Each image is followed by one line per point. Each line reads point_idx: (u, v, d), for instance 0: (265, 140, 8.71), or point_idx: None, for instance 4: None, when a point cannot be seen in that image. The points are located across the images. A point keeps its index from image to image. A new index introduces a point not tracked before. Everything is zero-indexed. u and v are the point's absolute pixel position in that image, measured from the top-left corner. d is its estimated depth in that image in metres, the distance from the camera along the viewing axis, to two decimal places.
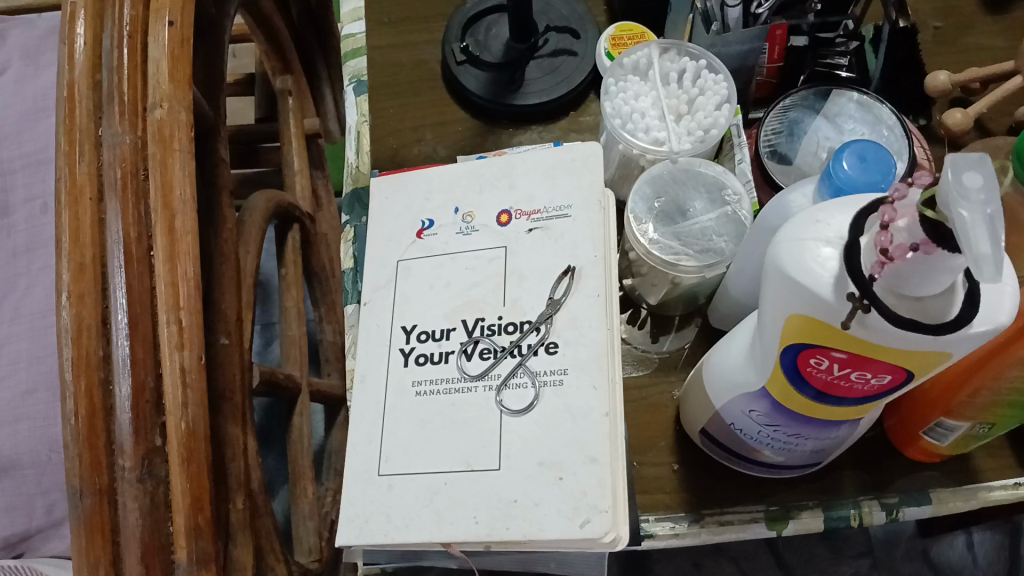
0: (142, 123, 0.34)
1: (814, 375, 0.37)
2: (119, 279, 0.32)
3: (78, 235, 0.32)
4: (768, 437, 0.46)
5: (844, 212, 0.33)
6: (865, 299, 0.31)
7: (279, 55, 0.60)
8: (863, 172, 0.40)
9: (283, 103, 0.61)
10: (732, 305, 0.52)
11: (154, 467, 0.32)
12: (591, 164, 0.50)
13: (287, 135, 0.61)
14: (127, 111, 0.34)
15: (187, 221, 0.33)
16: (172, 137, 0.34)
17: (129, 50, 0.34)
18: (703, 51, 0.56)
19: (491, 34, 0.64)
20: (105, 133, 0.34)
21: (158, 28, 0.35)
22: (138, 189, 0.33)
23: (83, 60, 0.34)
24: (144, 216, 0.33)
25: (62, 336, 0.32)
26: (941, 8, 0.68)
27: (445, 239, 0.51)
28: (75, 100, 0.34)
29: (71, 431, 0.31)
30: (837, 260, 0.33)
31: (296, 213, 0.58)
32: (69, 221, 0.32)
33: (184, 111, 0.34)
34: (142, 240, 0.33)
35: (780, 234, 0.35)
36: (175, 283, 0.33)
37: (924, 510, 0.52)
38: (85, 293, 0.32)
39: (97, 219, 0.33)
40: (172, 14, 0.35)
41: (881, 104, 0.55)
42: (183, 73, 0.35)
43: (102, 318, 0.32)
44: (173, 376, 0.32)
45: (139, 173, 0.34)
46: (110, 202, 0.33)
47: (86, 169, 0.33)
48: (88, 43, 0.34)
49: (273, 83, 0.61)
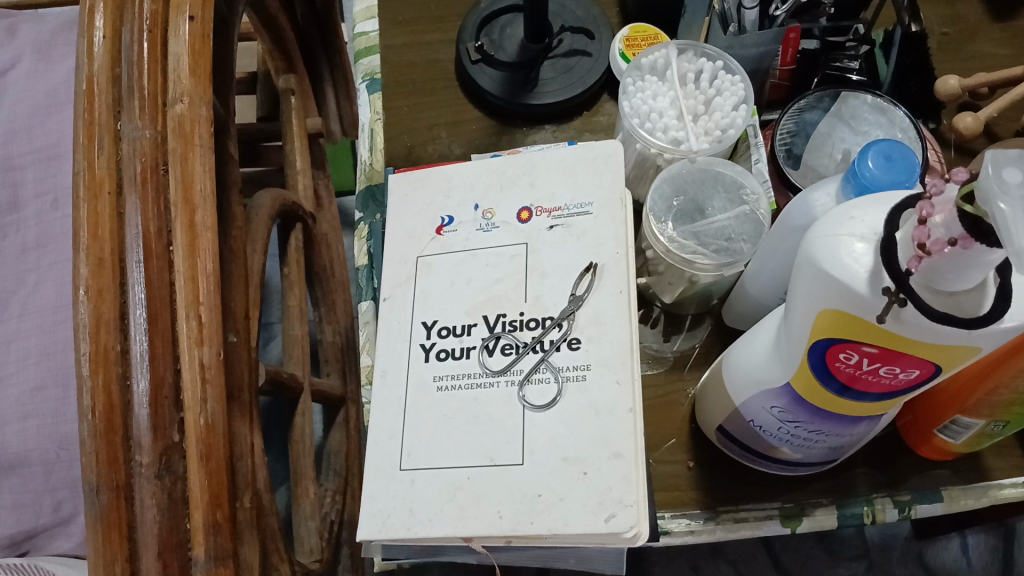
0: (162, 118, 0.34)
1: (840, 370, 0.38)
2: (138, 274, 0.32)
3: (97, 229, 0.32)
4: (787, 434, 0.46)
5: (878, 209, 0.34)
6: (901, 292, 0.32)
7: (282, 54, 0.59)
8: (888, 172, 0.41)
9: (285, 103, 0.59)
10: (749, 303, 0.53)
11: (172, 463, 0.31)
12: (613, 163, 0.50)
13: (291, 134, 0.60)
14: (148, 106, 0.34)
15: (208, 216, 0.33)
16: (192, 132, 0.34)
17: (149, 45, 0.35)
18: (719, 52, 0.56)
19: (506, 34, 0.64)
20: (124, 127, 0.34)
21: (178, 23, 0.35)
22: (158, 184, 0.33)
23: (102, 52, 0.34)
24: (162, 210, 0.33)
25: (79, 332, 0.31)
26: (947, 15, 0.69)
27: (465, 237, 0.51)
28: (94, 93, 0.33)
29: (87, 427, 0.31)
30: (871, 255, 0.33)
31: (300, 212, 0.58)
32: (87, 214, 0.32)
33: (205, 106, 0.34)
34: (161, 235, 0.33)
35: (814, 229, 0.36)
36: (195, 277, 0.33)
37: (936, 507, 0.53)
38: (105, 289, 0.32)
39: (115, 214, 0.33)
40: (192, 9, 0.35)
41: (895, 106, 0.56)
42: (204, 69, 0.35)
43: (120, 314, 0.32)
44: (193, 371, 0.32)
45: (159, 167, 0.33)
46: (129, 196, 0.33)
47: (104, 162, 0.33)
48: (107, 36, 0.34)
49: (275, 82, 0.59)
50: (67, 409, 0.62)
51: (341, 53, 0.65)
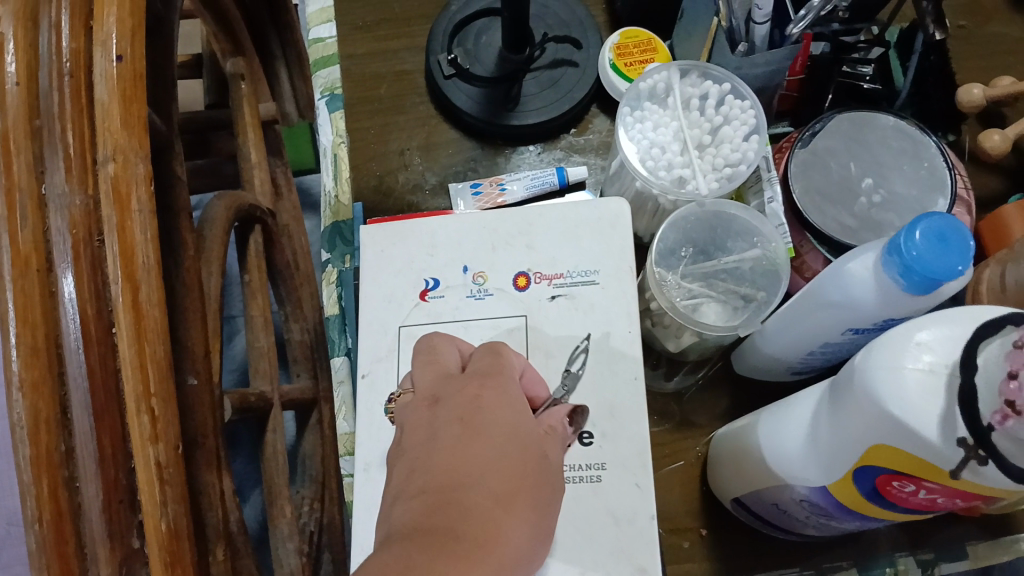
0: (95, 180, 0.24)
1: (891, 493, 0.33)
2: (78, 363, 0.23)
3: (27, 312, 0.23)
4: (816, 521, 0.42)
5: (951, 337, 0.29)
6: (981, 449, 0.27)
7: (230, 35, 0.49)
8: (942, 255, 0.35)
9: (234, 92, 0.50)
10: (761, 359, 0.49)
11: (137, 574, 0.23)
12: (622, 225, 0.45)
13: (242, 126, 0.51)
14: (76, 167, 0.24)
15: (154, 292, 0.24)
16: (131, 195, 0.24)
17: (71, 90, 0.24)
18: (727, 73, 0.50)
19: (481, 43, 0.57)
20: (49, 193, 0.23)
21: (101, 62, 0.24)
22: (95, 259, 0.24)
23: (18, 99, 0.23)
24: (102, 286, 0.24)
25: (14, 434, 0.22)
26: (964, 5, 0.63)
27: (454, 304, 0.45)
28: (10, 151, 0.23)
29: (32, 538, 0.22)
30: (943, 394, 0.28)
31: (259, 212, 0.47)
32: (12, 296, 0.23)
33: (146, 163, 0.24)
34: (102, 314, 0.24)
35: (873, 350, 0.31)
36: (144, 365, 0.23)
37: (960, 565, 0.50)
38: (42, 383, 0.23)
39: (48, 292, 0.23)
40: (121, 42, 0.24)
41: (925, 133, 0.50)
42: (140, 118, 0.24)
43: (62, 407, 0.23)
44: (148, 473, 0.23)
45: (95, 241, 0.24)
46: (62, 269, 0.23)
47: (29, 235, 0.23)
48: (21, 82, 0.23)
49: (222, 66, 0.50)
50: None
51: (293, 30, 0.53)
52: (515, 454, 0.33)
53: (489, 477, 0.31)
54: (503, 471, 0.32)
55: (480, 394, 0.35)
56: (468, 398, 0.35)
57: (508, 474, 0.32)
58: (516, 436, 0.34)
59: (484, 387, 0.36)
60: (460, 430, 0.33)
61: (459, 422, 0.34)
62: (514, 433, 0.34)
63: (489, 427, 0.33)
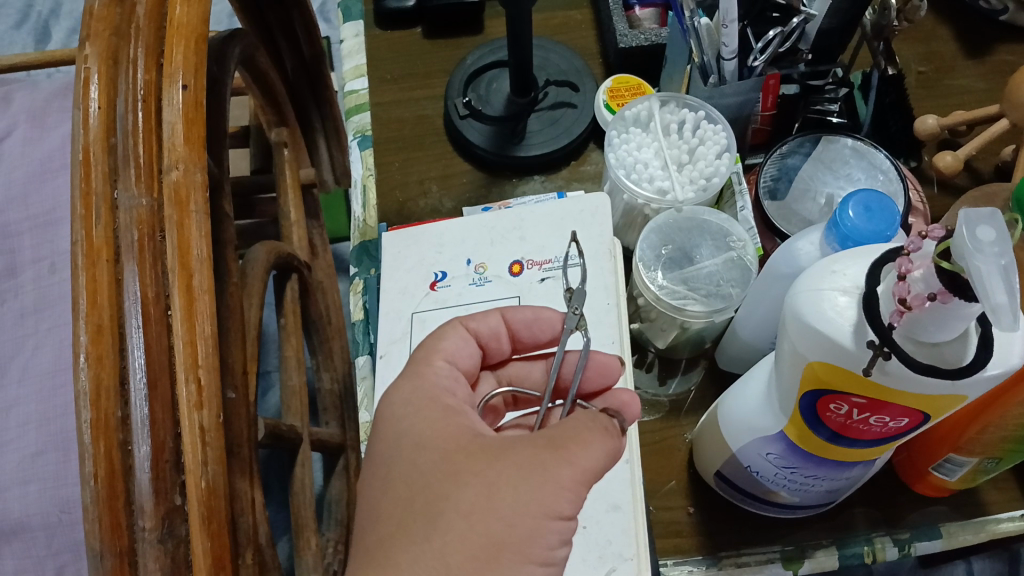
0: (159, 185, 0.29)
1: (831, 418, 0.39)
2: (136, 339, 0.27)
3: (96, 294, 0.27)
4: (784, 479, 0.47)
5: (858, 264, 0.36)
6: (885, 347, 0.33)
7: (274, 108, 0.56)
8: (869, 221, 0.42)
9: (278, 156, 0.58)
10: (740, 348, 0.54)
11: (178, 528, 0.27)
12: (600, 217, 0.56)
13: (285, 187, 0.58)
14: (144, 173, 0.29)
15: (205, 279, 0.29)
16: (189, 198, 0.29)
17: (143, 115, 0.30)
18: (700, 102, 0.58)
19: (492, 88, 0.66)
20: (120, 197, 0.29)
21: (171, 92, 0.30)
22: (156, 252, 0.28)
23: (98, 122, 0.29)
24: (160, 276, 0.28)
25: (79, 399, 0.26)
26: (924, 53, 0.70)
27: (458, 290, 0.55)
28: (90, 164, 0.28)
29: (89, 494, 0.26)
30: (854, 309, 0.35)
31: (296, 262, 0.54)
32: (85, 283, 0.27)
33: (202, 171, 0.29)
34: (160, 299, 0.28)
35: (798, 286, 0.37)
36: (194, 342, 0.28)
37: (935, 544, 0.53)
38: (106, 355, 0.27)
39: (115, 281, 0.28)
40: (187, 77, 0.30)
41: (875, 149, 0.57)
42: (201, 137, 0.30)
43: (121, 379, 0.27)
44: (192, 436, 0.27)
45: (157, 237, 0.29)
46: (127, 262, 0.28)
47: (103, 231, 0.28)
48: (101, 106, 0.29)
49: (268, 135, 0.58)
50: (69, 473, 0.54)
51: (332, 104, 0.61)
52: (490, 501, 0.33)
53: (469, 494, 0.34)
54: (471, 525, 0.33)
55: (455, 432, 0.37)
56: (444, 437, 0.37)
57: (474, 524, 0.33)
58: (492, 482, 0.34)
59: (461, 426, 0.38)
60: (437, 467, 0.35)
61: (435, 460, 0.36)
62: (496, 477, 0.34)
63: (464, 465, 0.35)
